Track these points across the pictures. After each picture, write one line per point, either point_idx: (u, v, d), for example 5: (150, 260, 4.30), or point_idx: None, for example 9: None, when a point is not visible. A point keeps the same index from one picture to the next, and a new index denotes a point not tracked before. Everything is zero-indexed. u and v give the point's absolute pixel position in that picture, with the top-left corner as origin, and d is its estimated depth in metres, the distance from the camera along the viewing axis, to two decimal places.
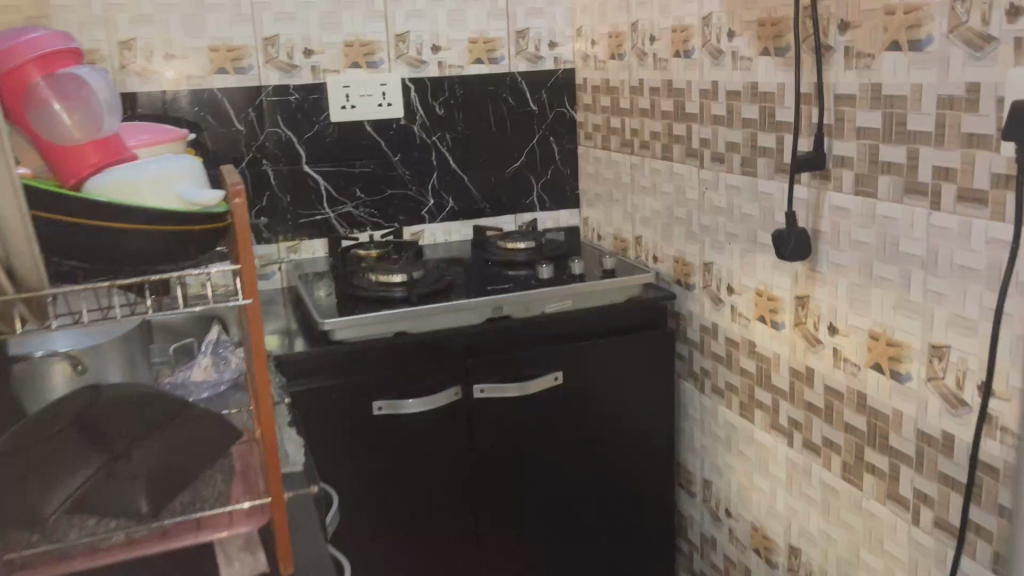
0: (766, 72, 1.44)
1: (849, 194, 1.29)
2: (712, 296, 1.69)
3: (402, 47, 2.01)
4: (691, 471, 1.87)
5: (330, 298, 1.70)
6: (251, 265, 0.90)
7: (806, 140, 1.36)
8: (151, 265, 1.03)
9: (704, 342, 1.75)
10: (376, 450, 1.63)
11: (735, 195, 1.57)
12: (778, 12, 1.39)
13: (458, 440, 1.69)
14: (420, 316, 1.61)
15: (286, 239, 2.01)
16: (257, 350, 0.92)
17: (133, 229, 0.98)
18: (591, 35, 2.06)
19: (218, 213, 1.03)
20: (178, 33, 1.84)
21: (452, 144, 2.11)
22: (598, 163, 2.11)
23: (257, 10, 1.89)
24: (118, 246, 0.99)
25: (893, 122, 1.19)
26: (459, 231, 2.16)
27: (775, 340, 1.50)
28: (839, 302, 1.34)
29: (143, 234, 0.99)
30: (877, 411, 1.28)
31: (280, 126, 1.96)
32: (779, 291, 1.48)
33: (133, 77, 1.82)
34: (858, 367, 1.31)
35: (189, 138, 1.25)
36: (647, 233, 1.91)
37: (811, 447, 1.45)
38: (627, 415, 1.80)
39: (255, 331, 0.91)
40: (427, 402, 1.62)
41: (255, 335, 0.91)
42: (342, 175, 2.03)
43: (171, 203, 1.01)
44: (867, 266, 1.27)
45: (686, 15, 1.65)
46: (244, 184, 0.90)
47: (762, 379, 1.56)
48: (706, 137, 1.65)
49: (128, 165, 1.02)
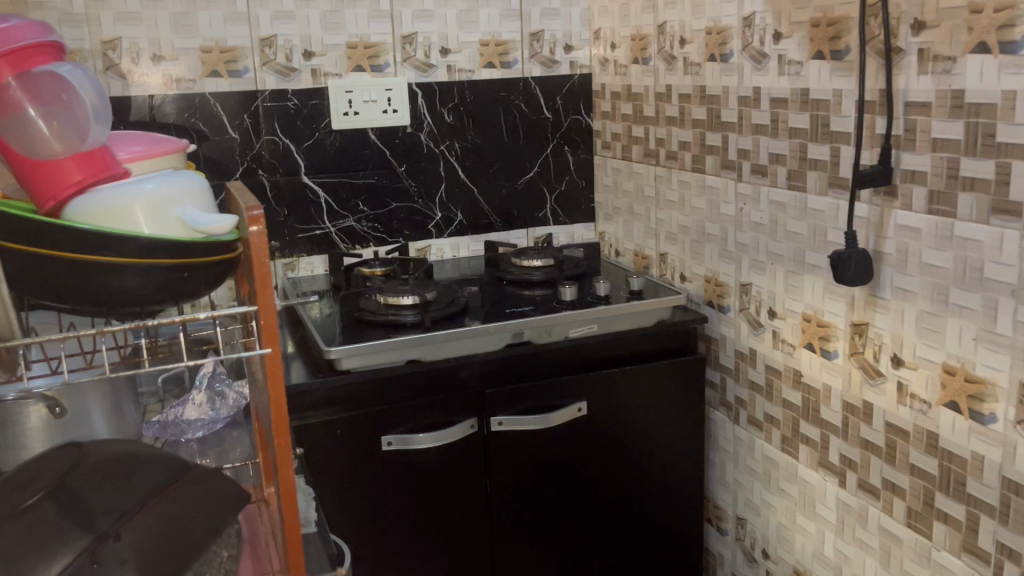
0: (820, 77, 1.31)
1: (921, 213, 1.16)
2: (749, 320, 1.56)
3: (409, 49, 1.88)
4: (721, 506, 1.74)
5: (333, 322, 1.56)
6: (271, 309, 0.79)
7: (869, 152, 1.23)
8: (145, 305, 0.90)
9: (739, 369, 1.62)
10: (384, 490, 1.49)
11: (779, 211, 1.45)
12: (834, 12, 1.26)
13: (473, 478, 1.54)
14: (434, 342, 1.46)
15: (283, 256, 1.87)
16: (275, 404, 0.80)
17: (118, 264, 0.85)
18: (610, 39, 1.93)
19: (223, 242, 0.89)
20: (167, 33, 1.69)
21: (461, 154, 1.97)
22: (616, 174, 1.99)
23: (253, 8, 1.75)
24: (107, 283, 0.86)
25: (978, 133, 1.07)
26: (467, 247, 2.03)
27: (825, 371, 1.38)
28: (905, 332, 1.21)
29: (136, 269, 0.85)
30: (951, 453, 1.16)
31: (278, 134, 1.81)
32: (831, 317, 1.35)
33: (117, 79, 1.67)
34: (928, 404, 1.19)
35: (190, 147, 1.09)
36: (674, 250, 1.78)
37: (867, 489, 1.32)
38: (655, 448, 1.67)
39: (274, 383, 0.79)
40: (442, 436, 1.47)
41: (274, 387, 0.79)
42: (344, 187, 1.89)
43: (170, 229, 0.88)
44: (942, 293, 1.14)
45: (723, 16, 1.53)
46: (263, 215, 0.80)
47: (808, 412, 1.43)
48: (745, 148, 1.52)
49: (121, 184, 0.88)
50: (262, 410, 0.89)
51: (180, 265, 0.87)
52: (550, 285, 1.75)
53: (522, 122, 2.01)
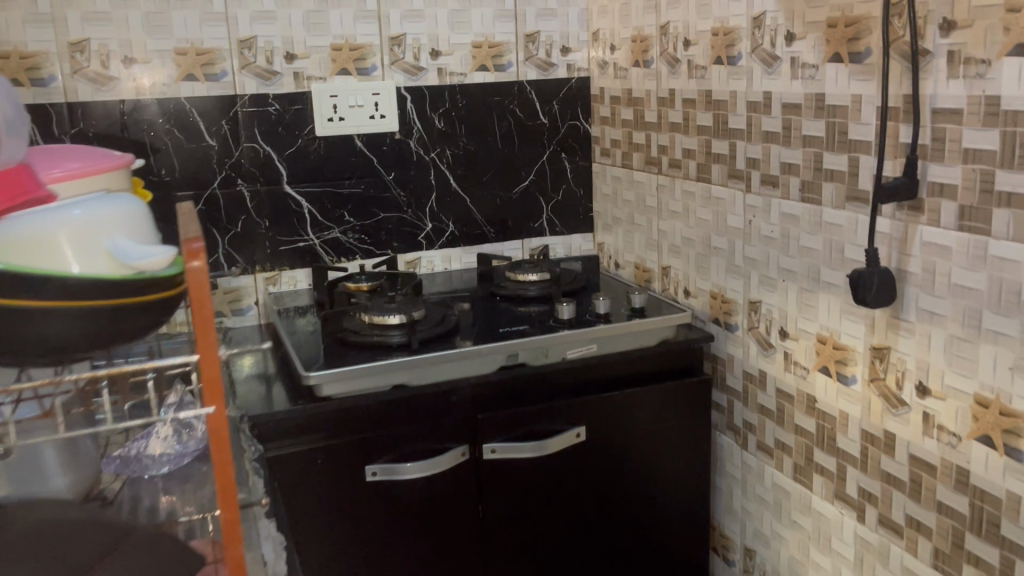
0: (837, 81, 1.21)
1: (950, 230, 1.06)
2: (758, 340, 1.47)
3: (398, 51, 1.78)
4: (728, 535, 1.64)
5: (316, 342, 1.46)
6: (212, 359, 0.72)
7: (892, 163, 1.13)
8: (69, 355, 0.81)
9: (747, 391, 1.52)
10: (369, 523, 1.38)
11: (792, 225, 1.35)
12: (854, 11, 1.16)
13: (464, 509, 1.44)
14: (422, 365, 1.36)
15: (264, 270, 1.77)
16: (220, 465, 0.74)
17: (38, 308, 0.75)
18: (610, 40, 1.83)
19: (159, 280, 0.81)
20: (139, 34, 1.60)
21: (453, 161, 1.87)
22: (616, 183, 1.89)
23: (232, 8, 1.65)
24: (24, 330, 0.76)
25: (1015, 143, 0.97)
26: (460, 259, 1.93)
27: (842, 397, 1.28)
28: (932, 358, 1.11)
29: (59, 313, 0.76)
30: (984, 492, 1.06)
31: (258, 141, 1.71)
32: (848, 339, 1.26)
33: (85, 83, 1.57)
34: (958, 438, 1.09)
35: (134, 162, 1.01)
36: (677, 263, 1.69)
37: (889, 525, 1.23)
38: (658, 474, 1.57)
39: (217, 445, 0.73)
40: (430, 466, 1.37)
41: (218, 449, 0.73)
42: (329, 196, 1.79)
43: (97, 263, 0.79)
44: (974, 317, 1.05)
45: (731, 16, 1.43)
46: (201, 249, 0.72)
47: (823, 440, 1.34)
48: (755, 157, 1.42)
49: (42, 214, 0.80)
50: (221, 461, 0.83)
51: (109, 308, 0.78)
52: (547, 300, 1.65)
53: (517, 128, 1.91)
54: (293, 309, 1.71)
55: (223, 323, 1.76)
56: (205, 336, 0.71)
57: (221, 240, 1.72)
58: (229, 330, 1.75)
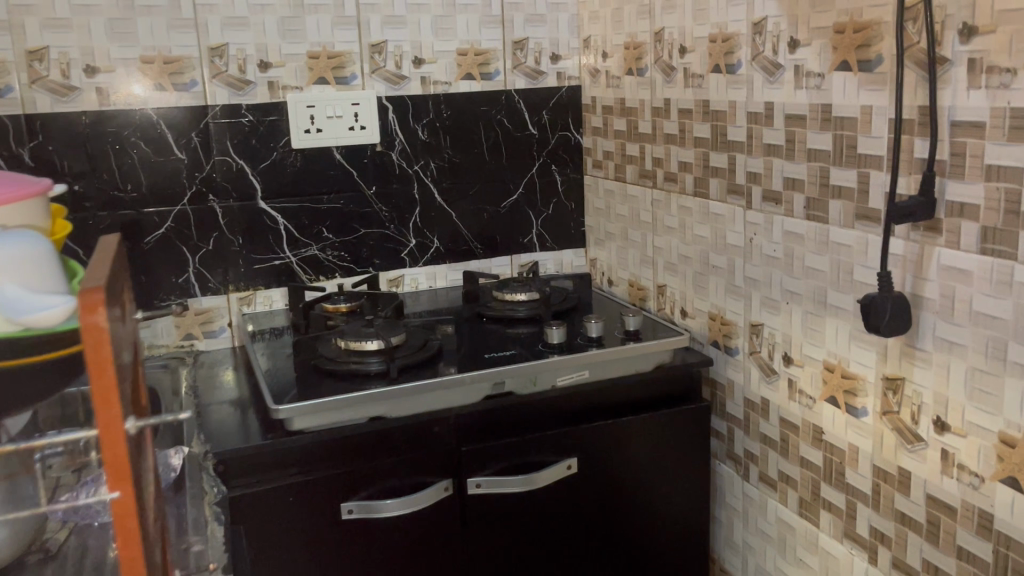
0: (845, 91, 1.13)
1: (971, 252, 0.98)
2: (760, 366, 1.38)
3: (378, 59, 1.69)
4: (729, 570, 1.55)
5: (288, 370, 1.36)
6: (118, 435, 0.60)
7: (905, 180, 1.05)
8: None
9: (748, 419, 1.43)
10: (345, 565, 1.29)
11: (796, 244, 1.26)
12: (863, 15, 1.08)
13: (448, 547, 1.34)
14: (402, 395, 1.27)
15: (238, 289, 1.68)
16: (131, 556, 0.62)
17: None
18: (601, 47, 1.74)
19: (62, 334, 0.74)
20: (102, 42, 1.51)
21: (437, 174, 1.79)
22: (609, 196, 1.80)
23: (201, 14, 1.56)
24: None
25: None
26: (445, 276, 1.84)
27: (852, 429, 1.19)
28: (951, 392, 1.03)
29: None
30: (1009, 539, 0.97)
31: (230, 154, 1.63)
32: (858, 368, 1.17)
33: (45, 93, 1.48)
34: (980, 478, 1.00)
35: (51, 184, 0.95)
36: (674, 282, 1.60)
37: (903, 569, 1.14)
38: (654, 506, 1.48)
39: (124, 535, 0.61)
40: (411, 503, 1.27)
41: (126, 539, 0.62)
42: (306, 212, 1.70)
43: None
44: (998, 348, 0.96)
45: (730, 21, 1.34)
46: (102, 296, 0.58)
47: (831, 475, 1.25)
48: (756, 171, 1.33)
49: None
50: (157, 533, 0.72)
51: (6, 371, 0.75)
52: (536, 322, 1.56)
53: (504, 139, 1.82)
54: (268, 332, 1.62)
55: (194, 346, 1.66)
56: (107, 409, 0.59)
57: (191, 258, 1.63)
58: (201, 353, 1.65)
